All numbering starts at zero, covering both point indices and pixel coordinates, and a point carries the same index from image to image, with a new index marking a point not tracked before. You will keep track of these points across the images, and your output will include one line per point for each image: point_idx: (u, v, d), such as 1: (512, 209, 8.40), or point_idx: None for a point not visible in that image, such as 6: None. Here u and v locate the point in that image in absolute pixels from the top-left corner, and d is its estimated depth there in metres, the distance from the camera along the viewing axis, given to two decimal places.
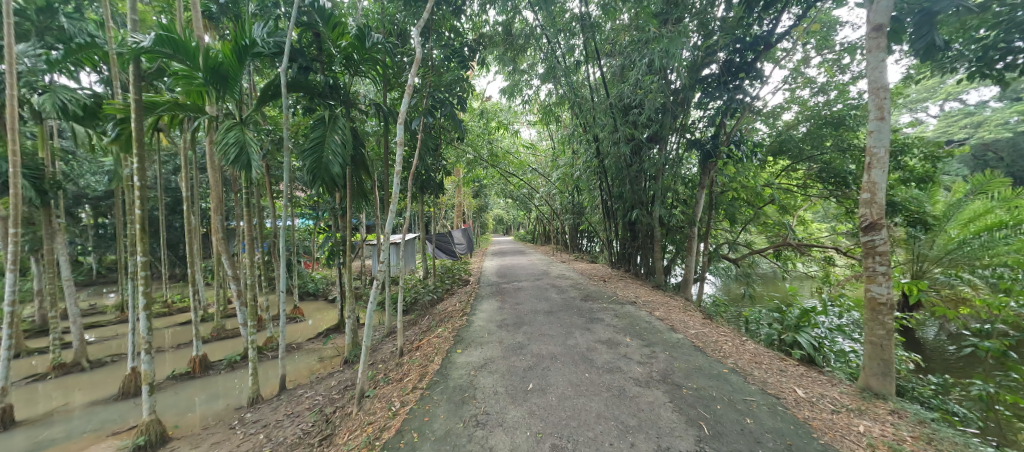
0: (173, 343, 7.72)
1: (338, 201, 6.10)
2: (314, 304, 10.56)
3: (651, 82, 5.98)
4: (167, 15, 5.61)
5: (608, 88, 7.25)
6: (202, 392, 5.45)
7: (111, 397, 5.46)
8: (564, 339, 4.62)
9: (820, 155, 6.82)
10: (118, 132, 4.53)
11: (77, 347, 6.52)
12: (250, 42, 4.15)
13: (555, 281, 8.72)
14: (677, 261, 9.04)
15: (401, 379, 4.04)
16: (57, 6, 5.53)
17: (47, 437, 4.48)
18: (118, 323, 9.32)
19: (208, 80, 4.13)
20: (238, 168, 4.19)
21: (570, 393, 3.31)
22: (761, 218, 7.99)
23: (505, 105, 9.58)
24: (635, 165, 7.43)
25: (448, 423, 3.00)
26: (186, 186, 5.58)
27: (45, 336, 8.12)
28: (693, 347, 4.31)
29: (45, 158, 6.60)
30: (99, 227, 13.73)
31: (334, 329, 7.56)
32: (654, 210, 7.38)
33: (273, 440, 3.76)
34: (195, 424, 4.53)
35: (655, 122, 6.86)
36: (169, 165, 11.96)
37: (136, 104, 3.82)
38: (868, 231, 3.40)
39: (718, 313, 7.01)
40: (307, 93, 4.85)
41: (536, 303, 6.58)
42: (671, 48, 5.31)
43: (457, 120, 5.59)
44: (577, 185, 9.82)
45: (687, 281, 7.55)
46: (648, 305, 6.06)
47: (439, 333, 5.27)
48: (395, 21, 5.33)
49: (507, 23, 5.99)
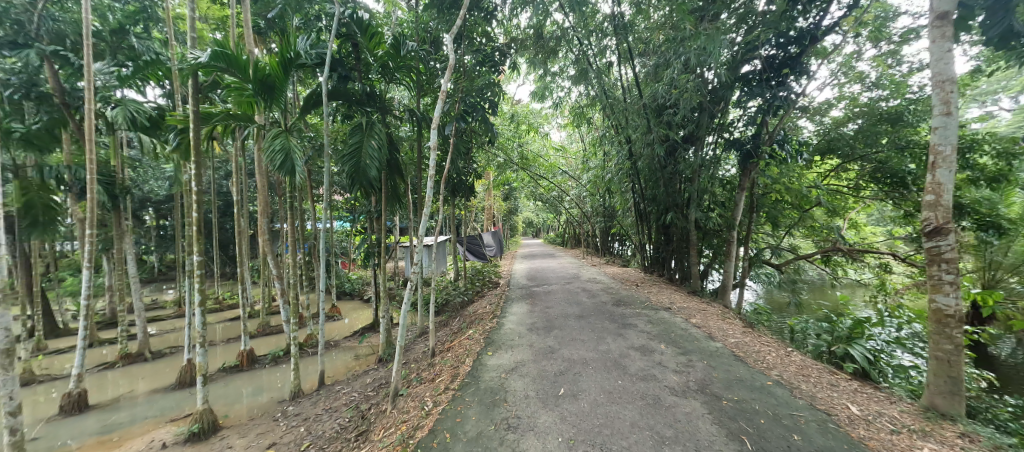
0: (224, 337, 8.26)
1: (374, 204, 6.32)
2: (351, 303, 10.97)
3: (687, 81, 5.77)
4: (222, 31, 6.14)
5: (642, 88, 7.08)
6: (249, 384, 5.79)
7: (169, 386, 5.90)
8: (595, 344, 4.55)
9: (873, 154, 6.27)
10: (179, 141, 4.93)
11: (140, 339, 7.10)
12: (295, 54, 4.42)
13: (585, 285, 8.58)
14: (714, 266, 8.66)
15: (433, 379, 4.11)
16: (129, 27, 6.04)
17: (115, 421, 4.89)
18: (176, 318, 10.07)
19: (256, 91, 4.41)
20: (283, 174, 4.44)
21: (603, 400, 3.24)
22: (808, 221, 7.51)
23: (535, 108, 9.61)
24: (670, 166, 7.22)
25: (479, 425, 3.00)
26: (236, 191, 5.98)
27: (114, 328, 8.92)
28: (733, 356, 4.11)
29: (116, 166, 7.28)
30: (160, 228, 14.94)
31: (369, 329, 7.82)
32: (690, 213, 7.12)
33: (312, 433, 3.92)
34: (243, 415, 4.80)
35: (691, 122, 6.66)
36: (221, 171, 12.83)
37: (194, 114, 4.12)
38: (933, 236, 3.12)
39: (760, 321, 6.64)
40: (345, 101, 5.05)
41: (566, 308, 6.49)
42: (710, 46, 5.13)
43: (490, 124, 5.64)
44: (608, 188, 9.64)
45: (725, 287, 7.21)
46: (684, 312, 5.85)
47: (470, 335, 5.33)
48: (429, 29, 5.43)
49: (539, 26, 5.90)
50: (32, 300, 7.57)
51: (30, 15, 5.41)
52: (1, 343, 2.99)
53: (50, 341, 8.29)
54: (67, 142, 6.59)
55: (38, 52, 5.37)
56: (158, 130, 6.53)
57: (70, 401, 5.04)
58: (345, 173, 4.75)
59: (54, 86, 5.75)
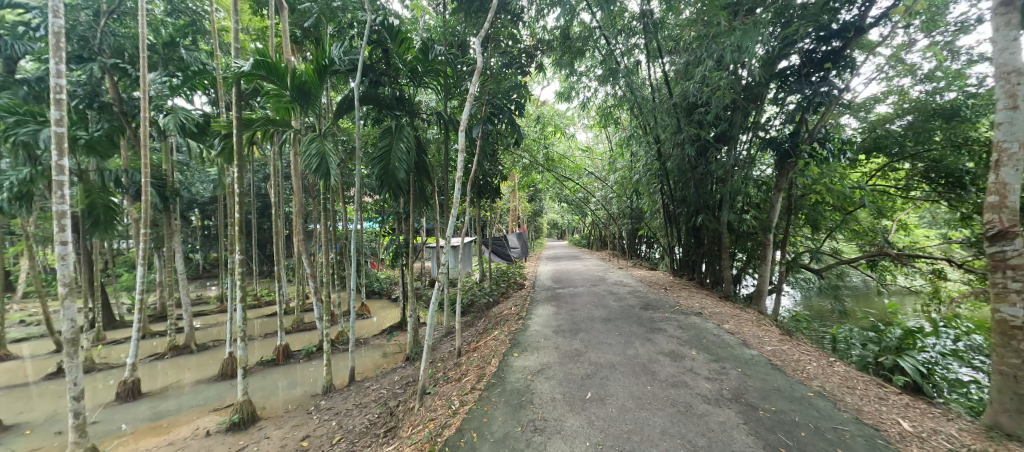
0: (261, 332, 8.67)
1: (402, 206, 6.48)
2: (379, 302, 11.29)
3: (720, 79, 5.57)
4: (262, 41, 6.46)
5: (671, 88, 6.91)
6: (284, 378, 6.04)
7: (212, 378, 6.24)
8: (623, 348, 4.46)
9: (925, 152, 5.89)
10: (223, 146, 5.22)
11: (187, 332, 7.56)
12: (329, 61, 4.62)
13: (612, 287, 8.45)
14: (748, 271, 8.32)
15: (460, 379, 4.14)
16: (178, 40, 6.45)
17: (164, 409, 5.21)
18: (218, 313, 10.68)
19: (294, 97, 4.61)
20: (318, 176, 4.61)
21: (632, 406, 3.17)
22: (851, 224, 7.09)
23: (560, 109, 9.59)
24: (701, 166, 7.00)
25: (506, 426, 3.00)
26: (274, 193, 6.27)
27: (163, 321, 9.55)
28: (769, 365, 3.93)
29: (167, 170, 7.80)
30: (205, 228, 15.89)
31: (397, 327, 8.01)
32: (722, 215, 6.89)
33: (343, 427, 4.05)
34: (279, 407, 5.01)
35: (723, 121, 6.46)
36: (260, 174, 13.48)
37: (237, 120, 4.35)
38: (995, 240, 2.86)
39: (799, 328, 6.32)
40: (376, 105, 5.23)
41: (592, 310, 6.41)
42: (745, 41, 4.92)
43: (517, 125, 5.68)
44: (635, 189, 9.44)
45: (760, 292, 6.91)
46: (716, 317, 5.64)
47: (496, 335, 5.36)
48: (456, 33, 5.52)
49: (566, 26, 5.82)
50: (93, 294, 8.21)
51: (94, 31, 5.90)
52: (68, 332, 3.25)
53: (109, 332, 8.97)
54: (125, 148, 7.12)
55: (101, 65, 5.83)
56: (204, 135, 6.96)
57: (125, 389, 5.43)
58: (374, 175, 4.89)
59: (114, 96, 6.26)
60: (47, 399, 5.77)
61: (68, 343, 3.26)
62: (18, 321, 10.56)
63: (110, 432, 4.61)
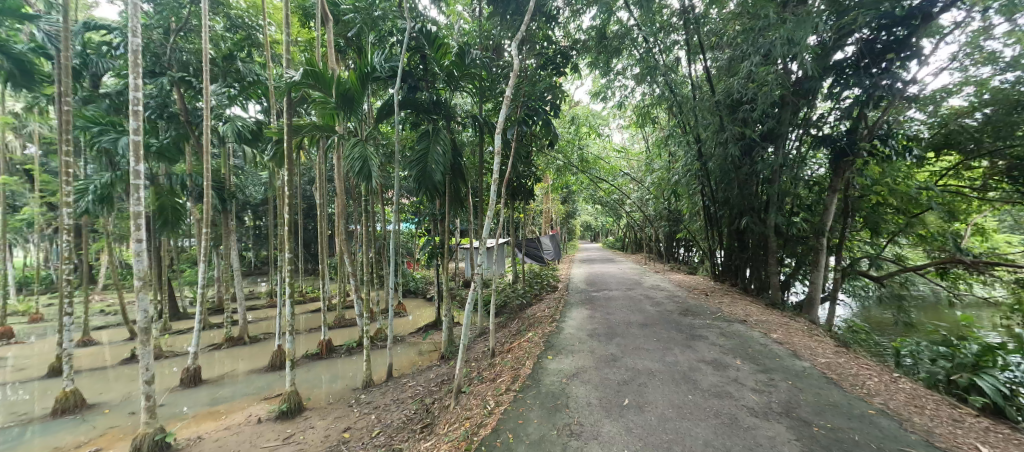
0: (307, 327, 9.16)
1: (439, 207, 6.66)
2: (415, 301, 11.63)
3: (767, 74, 5.26)
4: (309, 51, 6.85)
5: (714, 85, 6.62)
6: (327, 371, 6.34)
7: (263, 369, 6.67)
8: (661, 355, 4.32)
9: (1007, 148, 5.24)
10: (275, 151, 5.59)
11: (241, 324, 8.10)
12: (371, 69, 4.86)
13: (649, 292, 8.21)
14: (798, 278, 7.82)
15: (494, 379, 4.18)
16: (236, 53, 6.95)
17: (221, 395, 5.62)
18: (268, 307, 11.40)
19: (338, 104, 4.84)
20: (361, 178, 4.82)
21: (672, 415, 3.05)
22: (918, 228, 6.48)
23: (595, 109, 9.48)
24: (745, 166, 6.66)
25: (542, 429, 2.98)
26: (319, 195, 6.61)
27: (221, 314, 10.32)
28: (824, 378, 3.66)
29: (226, 174, 8.44)
30: (256, 228, 17.04)
31: (432, 326, 8.21)
32: (769, 218, 6.53)
33: (382, 421, 4.20)
34: (323, 399, 5.26)
35: (771, 118, 6.14)
36: (306, 177, 14.26)
37: (287, 127, 4.63)
38: None
39: (856, 340, 5.85)
40: (415, 110, 5.40)
41: (628, 315, 6.26)
42: (796, 32, 4.64)
43: (552, 126, 5.68)
44: (673, 191, 9.14)
45: (812, 300, 6.46)
46: (762, 325, 5.35)
47: (530, 337, 5.36)
48: (491, 36, 5.63)
49: (602, 26, 5.70)
50: (161, 287, 9.02)
51: (166, 48, 6.51)
52: (141, 322, 3.58)
53: (174, 322, 9.81)
54: (189, 154, 7.76)
55: (171, 79, 6.36)
56: (258, 141, 7.47)
57: (188, 375, 5.90)
58: (412, 178, 5.05)
59: (181, 107, 6.86)
60: (123, 382, 6.39)
61: (142, 332, 3.60)
62: (99, 310, 11.80)
63: (175, 414, 5.04)
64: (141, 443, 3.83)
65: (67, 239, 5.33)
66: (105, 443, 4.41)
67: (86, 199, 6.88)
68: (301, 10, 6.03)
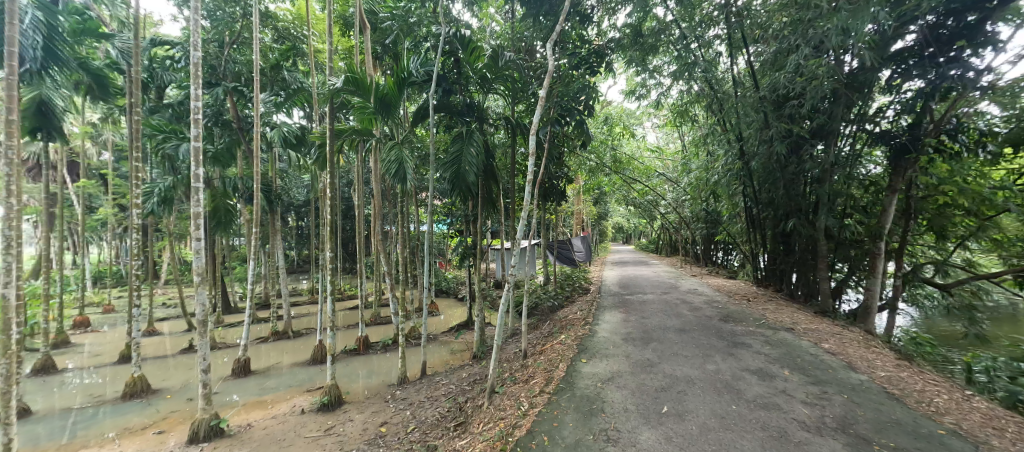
0: (345, 324, 9.54)
1: (472, 208, 6.77)
2: (447, 301, 11.85)
3: (818, 67, 4.93)
4: (349, 59, 7.14)
5: (758, 80, 6.30)
6: (364, 367, 6.57)
7: (306, 362, 7.00)
8: (701, 362, 4.16)
9: None
10: (318, 155, 5.86)
11: (286, 320, 8.55)
12: (408, 74, 5.01)
13: (686, 296, 7.93)
14: (851, 284, 7.31)
15: (527, 380, 4.17)
16: (281, 64, 7.35)
17: (268, 386, 5.94)
18: (310, 304, 11.96)
19: (377, 108, 5.00)
20: (397, 181, 4.97)
21: (715, 425, 2.91)
22: (994, 231, 5.88)
23: (629, 108, 9.27)
24: (792, 165, 6.30)
25: (578, 433, 2.93)
26: (358, 197, 6.88)
27: (268, 309, 10.96)
28: (884, 394, 3.38)
29: (273, 178, 8.96)
30: (299, 228, 17.96)
31: (464, 325, 8.34)
32: (818, 220, 6.14)
33: (416, 417, 4.30)
34: (360, 393, 5.45)
35: (821, 114, 5.78)
36: (344, 180, 14.89)
37: (330, 132, 4.84)
38: None
39: (919, 353, 5.38)
40: (449, 113, 5.49)
41: (665, 319, 6.08)
42: (851, 22, 4.32)
43: (586, 126, 5.63)
44: (712, 191, 8.78)
45: (868, 309, 6.00)
46: (812, 334, 5.03)
47: (562, 340, 5.31)
48: (524, 37, 5.68)
49: (639, 22, 5.52)
50: (215, 283, 9.68)
51: (220, 60, 6.99)
52: (200, 315, 3.85)
53: (227, 316, 10.51)
54: (241, 158, 8.27)
55: (224, 89, 6.82)
56: (301, 145, 7.86)
57: (240, 366, 6.30)
58: (446, 179, 5.14)
59: (234, 114, 7.34)
60: (182, 370, 6.90)
61: (200, 324, 3.89)
62: (162, 303, 12.84)
63: (227, 402, 5.38)
64: (198, 427, 4.12)
65: (136, 237, 5.84)
66: (167, 426, 4.77)
67: (152, 201, 7.51)
68: (342, 20, 6.30)
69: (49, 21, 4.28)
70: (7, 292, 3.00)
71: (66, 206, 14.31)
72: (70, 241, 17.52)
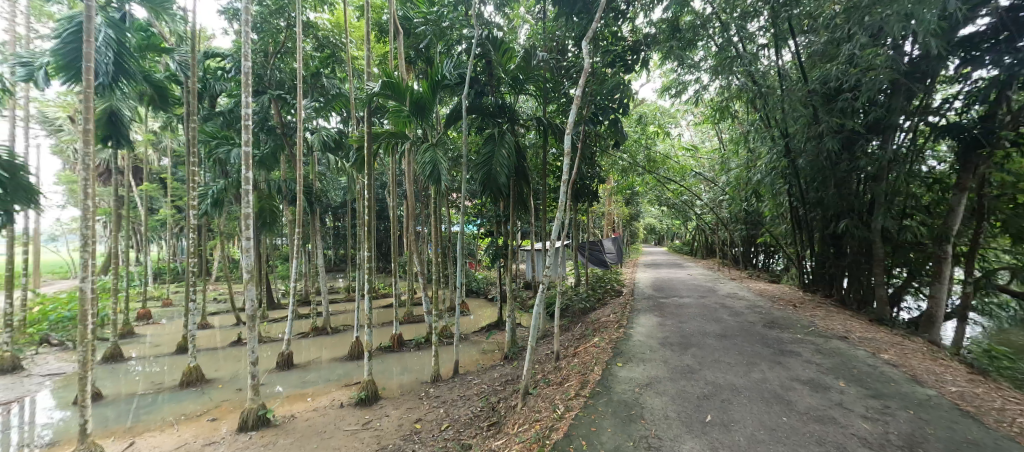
0: (379, 321, 9.81)
1: (502, 209, 6.78)
2: (477, 301, 11.97)
3: (875, 56, 4.58)
4: (384, 64, 7.33)
5: (806, 73, 5.94)
6: (398, 364, 6.73)
7: (343, 358, 7.26)
8: (746, 370, 3.96)
9: None
10: (355, 158, 6.04)
11: (325, 316, 8.90)
12: (441, 77, 5.09)
13: (725, 300, 7.58)
14: (911, 290, 6.76)
15: (562, 383, 4.13)
16: (321, 70, 7.66)
17: (309, 379, 6.21)
18: (347, 302, 12.41)
19: (412, 112, 5.11)
20: (432, 182, 5.05)
21: (764, 438, 2.76)
22: None
23: (663, 106, 9.00)
24: (844, 163, 5.91)
25: (617, 439, 2.87)
26: (394, 199, 7.05)
27: (308, 306, 11.47)
28: (957, 411, 3.08)
29: (314, 181, 9.37)
30: (336, 228, 18.71)
31: (494, 326, 8.38)
32: (874, 222, 5.72)
33: (450, 415, 4.36)
34: (396, 390, 5.59)
35: (877, 107, 5.38)
36: (379, 182, 15.38)
37: (368, 135, 4.98)
38: None
39: (995, 368, 4.87)
40: (480, 115, 5.51)
41: (703, 324, 5.85)
42: (914, 7, 3.99)
43: (621, 125, 5.57)
44: (754, 190, 8.36)
45: (933, 317, 5.52)
46: (869, 344, 4.68)
47: (596, 342, 5.23)
48: (556, 37, 5.58)
49: (676, 16, 5.33)
50: (260, 281, 10.24)
51: (267, 69, 7.40)
52: (250, 309, 4.09)
53: (271, 311, 11.10)
54: (284, 162, 8.71)
55: (270, 97, 7.17)
56: (339, 149, 8.17)
57: (283, 359, 6.63)
58: (478, 181, 5.15)
59: (278, 120, 7.73)
60: (232, 361, 7.33)
61: (250, 317, 4.12)
62: (213, 299, 13.75)
63: (272, 393, 5.67)
64: (247, 416, 4.37)
65: (191, 236, 6.22)
66: (219, 414, 5.08)
67: (205, 203, 8.02)
68: (378, 27, 6.49)
69: (117, 36, 4.63)
70: (84, 286, 3.27)
71: (131, 208, 15.62)
72: (133, 240, 19.06)
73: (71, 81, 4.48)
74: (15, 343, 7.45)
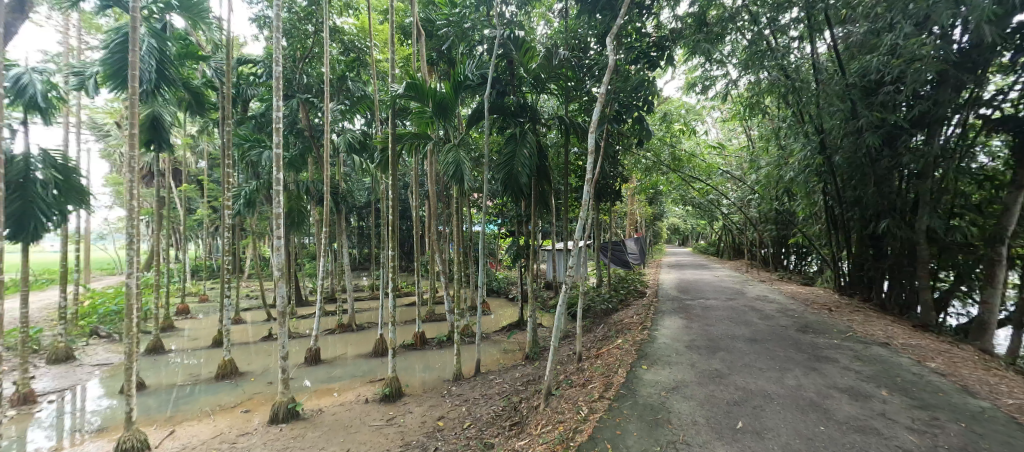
0: (402, 320, 9.98)
1: (524, 209, 6.78)
2: (498, 300, 11.99)
3: (919, 46, 4.32)
4: (407, 66, 7.44)
5: (842, 65, 5.66)
6: (421, 362, 6.83)
7: (367, 354, 7.43)
8: (779, 376, 3.81)
9: None
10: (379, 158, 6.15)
11: (350, 314, 9.13)
12: (464, 78, 5.13)
13: (755, 303, 7.32)
14: (959, 295, 6.35)
15: (585, 384, 4.09)
16: (347, 73, 7.87)
17: (335, 375, 6.38)
18: (371, 300, 12.68)
19: (435, 113, 5.17)
20: (454, 181, 5.10)
21: (801, 447, 2.64)
22: None
23: (688, 102, 8.77)
24: (885, 159, 5.62)
25: (643, 443, 2.82)
26: (417, 199, 7.14)
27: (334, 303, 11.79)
28: (1015, 425, 2.87)
29: (340, 181, 9.62)
30: (361, 228, 19.16)
31: (516, 326, 8.37)
32: (919, 221, 5.42)
33: (473, 414, 4.40)
34: (419, 387, 5.68)
35: (923, 100, 5.08)
36: (402, 182, 15.65)
37: (392, 136, 5.07)
38: None
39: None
40: (502, 115, 5.50)
41: (732, 327, 5.67)
42: None
43: (645, 122, 5.50)
44: (786, 189, 8.04)
45: (987, 323, 5.16)
46: (914, 351, 4.41)
47: (619, 344, 5.15)
48: (577, 36, 5.49)
49: (703, 9, 5.18)
50: (289, 279, 10.60)
51: (296, 74, 7.67)
52: (281, 305, 4.23)
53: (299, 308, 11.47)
54: (311, 164, 8.97)
55: (299, 100, 7.44)
56: (364, 151, 8.36)
57: (311, 354, 6.84)
58: (499, 180, 5.16)
59: (306, 122, 7.98)
60: (262, 356, 7.62)
61: (281, 313, 4.28)
62: (245, 295, 14.33)
63: (301, 387, 5.86)
64: (278, 409, 4.53)
65: (226, 235, 6.51)
66: (252, 406, 5.28)
67: (238, 203, 8.35)
68: (402, 30, 6.60)
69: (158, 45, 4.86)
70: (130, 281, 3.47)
71: (171, 208, 16.44)
72: (173, 239, 20.06)
73: (118, 89, 4.71)
74: (69, 335, 7.98)
